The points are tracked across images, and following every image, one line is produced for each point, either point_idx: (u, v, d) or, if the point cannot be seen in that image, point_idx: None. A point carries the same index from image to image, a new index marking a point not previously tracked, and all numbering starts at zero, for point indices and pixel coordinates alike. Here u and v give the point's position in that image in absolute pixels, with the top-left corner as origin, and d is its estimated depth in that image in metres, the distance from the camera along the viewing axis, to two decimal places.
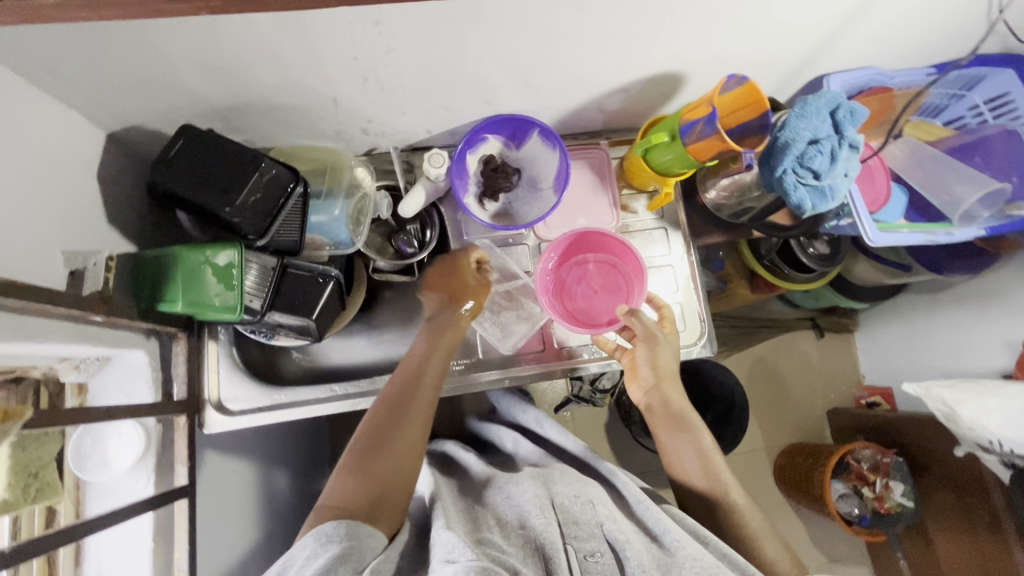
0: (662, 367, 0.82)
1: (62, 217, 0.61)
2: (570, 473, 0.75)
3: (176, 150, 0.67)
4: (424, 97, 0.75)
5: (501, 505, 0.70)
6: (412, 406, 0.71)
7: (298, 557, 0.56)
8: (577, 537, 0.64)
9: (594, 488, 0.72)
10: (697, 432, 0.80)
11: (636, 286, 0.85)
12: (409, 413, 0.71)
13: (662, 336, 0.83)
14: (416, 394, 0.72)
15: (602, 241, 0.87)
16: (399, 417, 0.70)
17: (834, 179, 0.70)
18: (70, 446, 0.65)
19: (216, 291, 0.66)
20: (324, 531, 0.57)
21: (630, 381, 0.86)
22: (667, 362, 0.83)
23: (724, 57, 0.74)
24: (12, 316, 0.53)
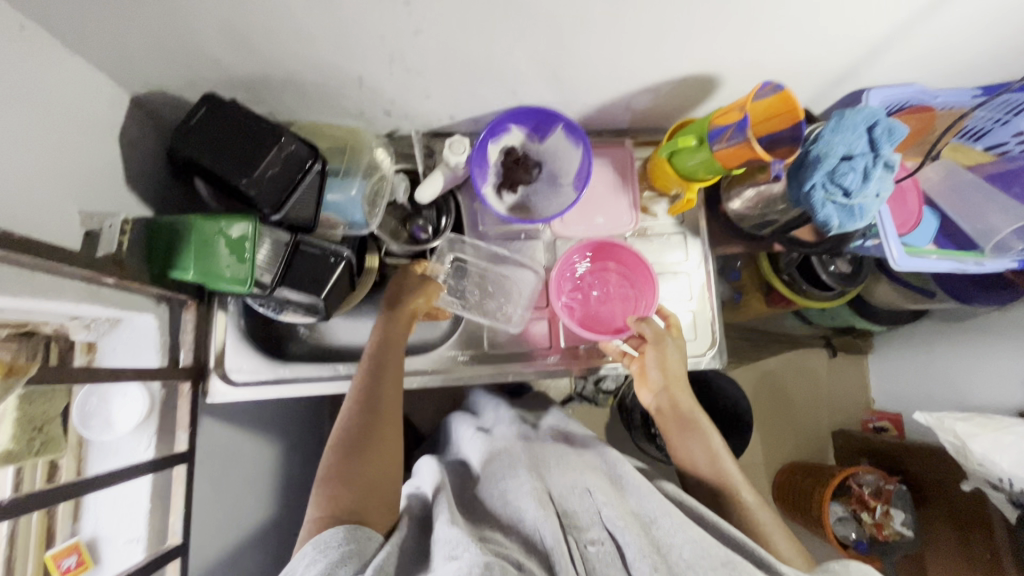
0: (672, 369, 0.80)
1: (81, 177, 0.61)
2: (567, 464, 0.75)
3: (198, 119, 0.67)
4: (449, 82, 0.73)
5: (500, 500, 0.70)
6: (382, 395, 0.72)
7: (298, 565, 0.55)
8: (578, 527, 0.64)
9: (591, 477, 0.71)
10: (701, 429, 0.78)
11: (648, 295, 0.84)
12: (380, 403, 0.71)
13: (670, 339, 0.82)
14: (384, 381, 0.73)
15: (615, 251, 0.87)
16: (371, 413, 0.70)
17: (865, 199, 0.67)
18: (75, 404, 0.67)
19: (228, 263, 0.66)
20: (324, 538, 0.57)
21: (640, 386, 0.83)
22: (674, 365, 0.80)
23: (760, 62, 0.72)
24: (29, 273, 0.53)
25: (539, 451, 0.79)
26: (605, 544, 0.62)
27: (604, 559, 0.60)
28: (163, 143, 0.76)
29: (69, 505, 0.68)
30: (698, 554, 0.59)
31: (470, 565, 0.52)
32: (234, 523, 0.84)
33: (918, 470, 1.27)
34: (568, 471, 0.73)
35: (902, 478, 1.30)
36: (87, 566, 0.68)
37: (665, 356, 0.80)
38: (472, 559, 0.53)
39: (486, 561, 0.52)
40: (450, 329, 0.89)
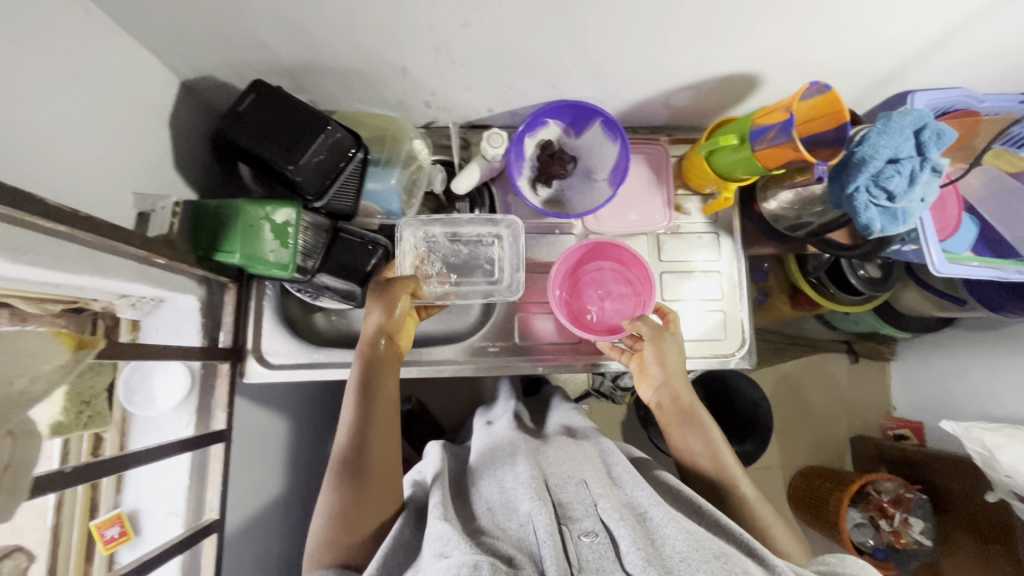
0: (671, 364, 0.79)
1: (134, 158, 0.62)
2: (565, 453, 0.73)
3: (246, 105, 0.67)
4: (491, 74, 0.74)
5: (497, 491, 0.68)
6: (374, 422, 0.71)
7: None
8: (571, 518, 0.60)
9: (588, 468, 0.68)
10: (701, 421, 0.77)
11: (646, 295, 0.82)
12: (371, 435, 0.70)
13: (669, 334, 0.80)
14: (376, 406, 0.72)
15: (613, 252, 0.85)
16: (366, 429, 0.70)
17: (909, 203, 0.66)
18: (120, 378, 0.70)
19: (272, 248, 0.68)
20: None
21: (640, 381, 0.83)
22: (673, 360, 0.79)
23: (806, 61, 0.71)
24: (88, 250, 0.55)
25: (541, 446, 0.77)
26: (599, 535, 0.57)
27: (596, 551, 0.55)
28: (208, 127, 0.77)
29: (112, 477, 0.71)
30: (689, 546, 0.54)
31: (458, 565, 0.50)
32: (259, 503, 0.86)
33: (937, 480, 1.25)
34: (566, 461, 0.71)
35: (921, 487, 1.29)
36: (129, 538, 0.70)
37: (664, 352, 0.79)
38: (461, 559, 0.51)
39: (474, 561, 0.50)
40: (480, 321, 0.90)
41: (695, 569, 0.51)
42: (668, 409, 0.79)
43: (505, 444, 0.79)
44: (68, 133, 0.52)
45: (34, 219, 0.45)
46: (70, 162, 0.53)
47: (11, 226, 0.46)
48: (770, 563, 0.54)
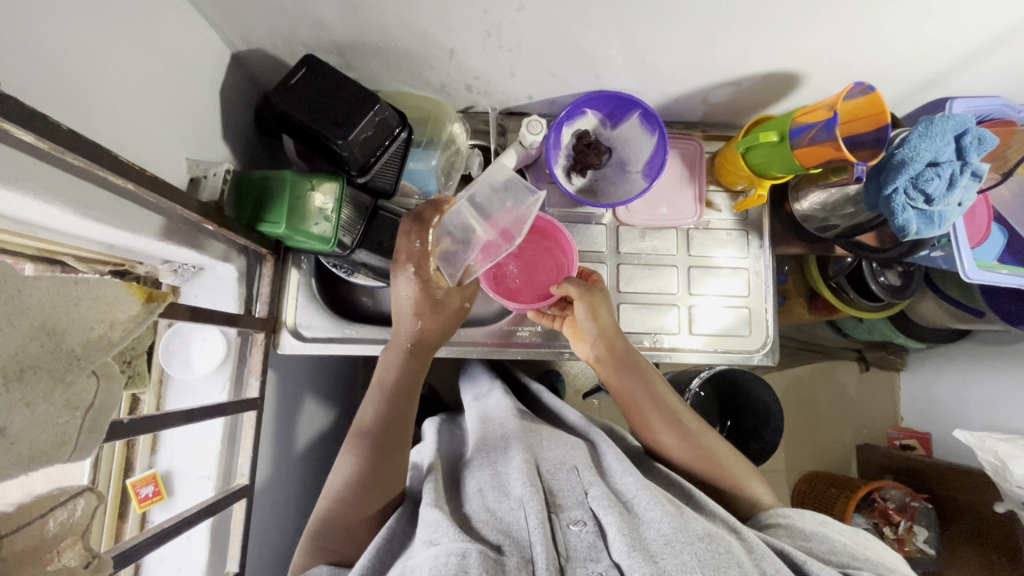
0: (603, 319, 0.79)
1: (189, 125, 0.64)
2: (558, 438, 0.75)
3: (297, 79, 0.69)
4: (536, 61, 0.75)
5: (489, 474, 0.68)
6: (397, 422, 0.71)
7: None
8: (561, 507, 0.61)
9: (579, 454, 0.70)
10: (645, 371, 0.78)
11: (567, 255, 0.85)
12: (393, 435, 0.70)
13: (598, 288, 0.80)
14: (402, 407, 0.73)
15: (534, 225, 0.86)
16: (393, 424, 0.71)
17: (946, 208, 0.68)
18: (161, 341, 0.72)
19: (316, 221, 0.69)
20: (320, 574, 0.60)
21: (577, 343, 0.83)
22: (606, 313, 0.80)
23: (850, 63, 0.72)
24: (145, 211, 0.56)
25: (534, 428, 0.78)
26: (587, 524, 0.58)
27: (584, 540, 0.57)
28: (254, 100, 0.78)
29: (147, 438, 0.73)
30: (674, 529, 0.55)
31: (446, 554, 0.50)
32: (276, 475, 0.87)
33: (944, 489, 1.26)
34: (559, 447, 0.72)
35: (927, 495, 1.29)
36: (162, 497, 0.73)
37: (596, 305, 0.79)
38: (449, 547, 0.51)
39: (462, 549, 0.51)
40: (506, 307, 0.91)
41: (679, 552, 0.52)
42: (611, 365, 0.79)
43: (494, 424, 0.80)
44: (134, 95, 0.53)
45: (108, 174, 0.46)
46: (135, 123, 0.54)
47: (82, 179, 0.47)
48: (748, 541, 0.56)
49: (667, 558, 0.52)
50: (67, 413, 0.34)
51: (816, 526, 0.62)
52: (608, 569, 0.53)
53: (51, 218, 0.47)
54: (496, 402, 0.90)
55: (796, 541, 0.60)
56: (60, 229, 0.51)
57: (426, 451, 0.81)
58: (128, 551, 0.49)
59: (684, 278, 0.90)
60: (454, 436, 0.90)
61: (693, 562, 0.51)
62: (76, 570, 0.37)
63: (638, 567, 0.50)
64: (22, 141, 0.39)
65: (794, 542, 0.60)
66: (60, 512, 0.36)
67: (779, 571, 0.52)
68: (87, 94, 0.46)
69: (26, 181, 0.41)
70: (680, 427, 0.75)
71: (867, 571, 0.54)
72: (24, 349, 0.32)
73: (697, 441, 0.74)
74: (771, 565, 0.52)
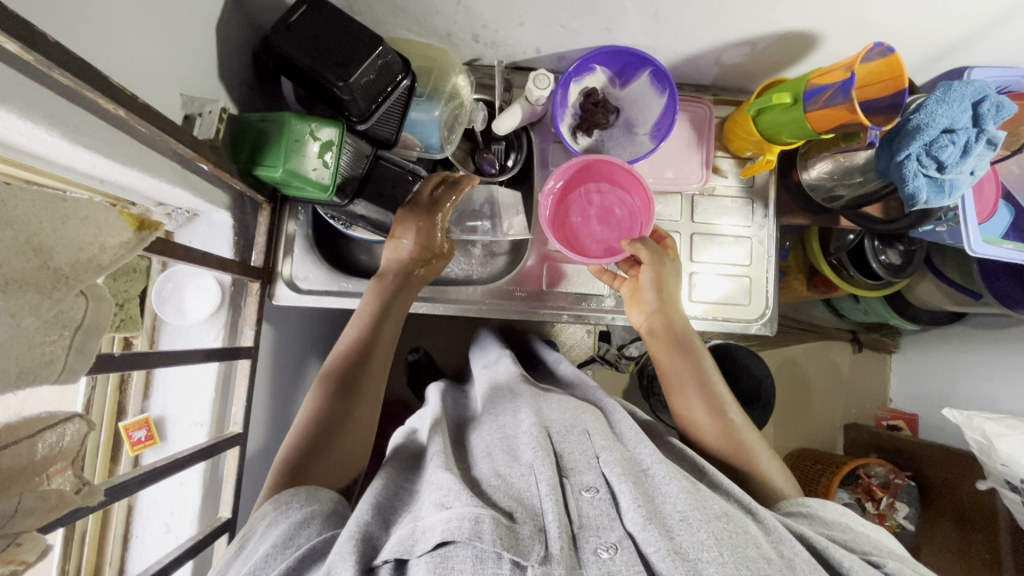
0: (667, 291, 0.80)
1: (188, 61, 0.61)
2: (568, 402, 0.74)
3: (298, 17, 0.66)
4: (547, 10, 0.72)
5: (499, 437, 0.69)
6: (358, 407, 0.69)
7: (258, 525, 0.56)
8: (573, 472, 0.60)
9: (590, 419, 0.69)
10: (699, 355, 0.78)
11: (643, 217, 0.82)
12: (349, 417, 0.68)
13: (668, 260, 0.81)
14: (363, 384, 0.71)
15: (606, 170, 0.82)
16: (361, 366, 0.71)
17: (958, 175, 0.67)
18: (154, 287, 0.74)
19: (314, 166, 0.67)
20: (283, 499, 0.58)
21: (632, 307, 0.84)
22: (669, 285, 0.80)
23: (871, 24, 0.70)
24: (133, 142, 0.53)
25: (543, 394, 0.79)
26: (600, 490, 0.57)
27: (597, 506, 0.56)
28: (254, 42, 0.76)
29: (139, 381, 0.74)
30: (691, 506, 0.54)
31: (459, 518, 0.50)
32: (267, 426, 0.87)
33: (925, 466, 1.28)
34: (567, 410, 0.71)
35: (910, 473, 1.30)
36: (155, 442, 0.73)
37: (662, 275, 0.80)
38: (462, 511, 0.51)
39: (476, 514, 0.50)
40: (508, 266, 0.90)
41: (695, 530, 0.52)
42: (663, 333, 0.80)
43: (505, 388, 0.81)
44: (131, 20, 0.51)
45: (99, 98, 0.44)
46: (132, 51, 0.51)
47: (68, 101, 0.44)
48: (766, 522, 0.56)
49: (684, 534, 0.52)
50: (54, 332, 0.33)
51: (837, 516, 0.62)
52: (621, 540, 0.52)
53: (40, 143, 0.45)
54: (507, 369, 0.90)
55: (817, 527, 0.60)
56: (48, 156, 0.49)
57: (425, 417, 0.81)
58: (119, 488, 0.48)
59: (687, 244, 0.89)
60: (459, 405, 0.91)
61: (710, 541, 0.50)
62: (67, 495, 0.37)
63: (653, 541, 0.50)
64: (6, 50, 0.37)
65: (815, 527, 0.60)
66: (49, 435, 0.35)
67: (798, 554, 0.52)
68: (87, 15, 0.44)
69: (12, 97, 0.39)
70: (718, 413, 0.74)
71: (892, 560, 0.54)
72: (9, 264, 0.30)
73: (734, 431, 0.73)
74: (788, 548, 0.53)
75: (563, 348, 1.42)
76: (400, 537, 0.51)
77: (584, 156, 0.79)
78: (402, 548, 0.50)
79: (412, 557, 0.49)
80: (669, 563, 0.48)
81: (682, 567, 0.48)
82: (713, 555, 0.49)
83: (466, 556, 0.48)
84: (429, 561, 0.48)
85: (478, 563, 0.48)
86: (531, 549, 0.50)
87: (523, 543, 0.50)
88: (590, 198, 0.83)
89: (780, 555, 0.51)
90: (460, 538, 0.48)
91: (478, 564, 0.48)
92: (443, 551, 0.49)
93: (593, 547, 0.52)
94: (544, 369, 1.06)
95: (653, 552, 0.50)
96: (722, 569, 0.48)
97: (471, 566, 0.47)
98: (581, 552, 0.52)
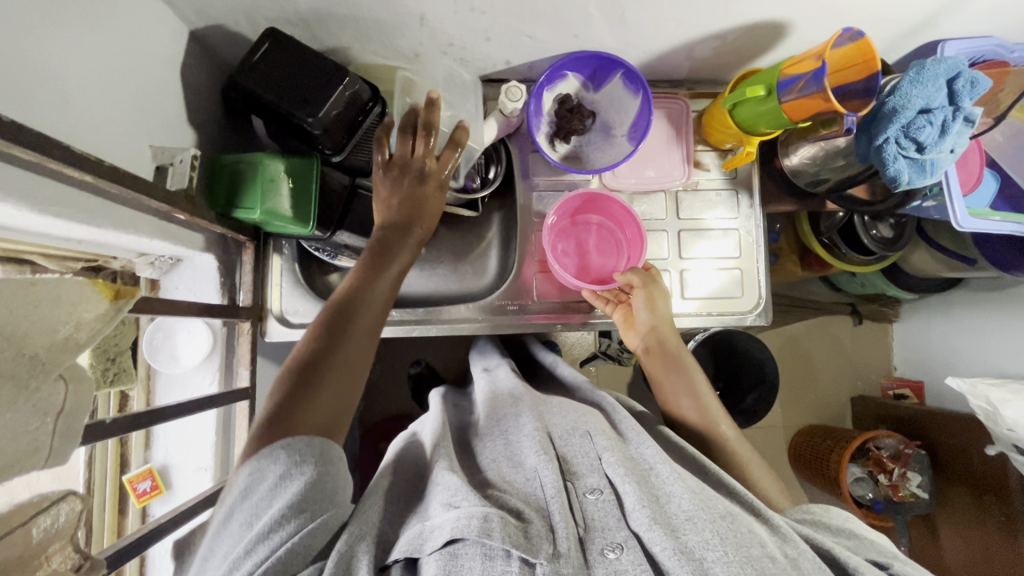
0: (658, 312, 0.82)
1: (154, 112, 0.61)
2: (569, 406, 0.74)
3: (261, 54, 0.65)
4: (511, 22, 0.71)
5: (502, 444, 0.69)
6: (354, 333, 0.62)
7: (270, 471, 0.52)
8: (576, 475, 0.60)
9: (592, 419, 0.69)
10: (689, 371, 0.80)
11: (634, 251, 0.86)
12: (335, 360, 0.60)
13: (659, 282, 0.83)
14: (351, 337, 0.61)
15: (605, 206, 0.87)
16: (347, 319, 0.62)
17: (938, 154, 0.66)
18: (144, 337, 0.73)
19: (294, 204, 0.67)
20: (296, 446, 0.53)
21: (626, 330, 0.85)
22: (660, 305, 0.82)
23: (841, 9, 0.69)
24: (103, 202, 0.53)
25: (544, 399, 0.80)
26: (604, 492, 0.57)
27: (602, 507, 0.56)
28: (220, 80, 0.75)
29: (140, 434, 0.74)
30: (696, 505, 0.54)
31: (467, 516, 0.50)
32: None
33: (933, 433, 1.28)
34: (569, 414, 0.71)
35: (920, 442, 1.30)
36: (161, 491, 0.73)
37: (653, 296, 0.82)
38: (471, 509, 0.51)
39: (483, 513, 0.50)
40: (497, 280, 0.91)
41: (701, 529, 0.51)
42: (659, 348, 0.82)
43: (505, 394, 0.82)
44: (89, 78, 0.50)
45: (62, 168, 0.44)
46: (93, 113, 0.51)
47: (33, 173, 0.44)
48: (771, 522, 0.56)
49: (690, 533, 0.52)
50: (37, 420, 0.33)
51: (842, 521, 0.62)
52: (627, 539, 0.52)
53: (7, 216, 0.45)
54: (507, 376, 0.89)
55: (827, 533, 0.60)
56: (20, 227, 0.48)
57: (427, 422, 0.81)
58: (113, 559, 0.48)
59: (675, 242, 0.89)
60: (460, 409, 0.91)
61: (715, 540, 0.50)
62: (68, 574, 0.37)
63: (658, 541, 0.50)
64: None
65: (825, 533, 0.60)
66: (42, 519, 0.36)
67: (803, 554, 0.52)
68: (40, 83, 0.44)
69: None
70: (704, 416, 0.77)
71: (901, 563, 0.55)
72: None
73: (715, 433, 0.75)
74: (793, 550, 0.53)
75: (565, 347, 1.42)
76: (409, 537, 0.52)
77: (588, 189, 0.85)
78: (412, 547, 0.50)
79: (422, 556, 0.50)
80: (675, 563, 0.49)
81: (688, 567, 0.48)
82: (718, 554, 0.49)
83: (475, 554, 0.48)
84: (438, 558, 0.48)
85: (487, 561, 0.48)
86: (540, 547, 0.50)
87: (532, 541, 0.50)
88: (592, 229, 0.89)
89: (786, 555, 0.52)
90: (469, 536, 0.48)
91: (488, 562, 0.48)
92: (452, 549, 0.49)
93: (599, 547, 0.52)
94: (546, 370, 1.07)
95: (659, 552, 0.50)
96: (728, 569, 0.48)
97: (480, 564, 0.48)
98: (589, 554, 0.52)
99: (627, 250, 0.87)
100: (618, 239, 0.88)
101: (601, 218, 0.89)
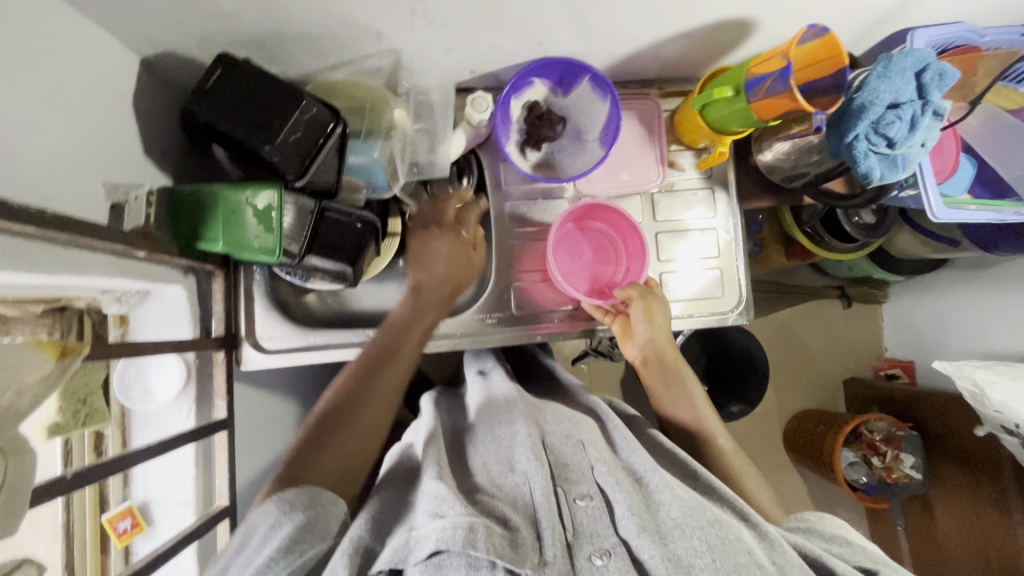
0: (656, 326, 0.81)
1: (106, 148, 0.59)
2: (563, 414, 0.74)
3: (215, 81, 0.64)
4: (470, 33, 0.70)
5: (494, 448, 0.68)
6: (374, 390, 0.71)
7: (260, 524, 0.56)
8: (568, 481, 0.60)
9: (585, 430, 0.69)
10: (688, 387, 0.82)
11: (632, 262, 0.85)
12: (356, 417, 0.69)
13: (659, 295, 0.82)
14: (372, 390, 0.71)
15: (605, 215, 0.86)
16: (372, 375, 0.72)
17: (909, 149, 0.65)
18: (115, 375, 0.70)
19: (256, 233, 0.65)
20: (287, 498, 0.58)
21: (626, 341, 0.85)
22: (659, 319, 0.81)
23: (806, 4, 0.67)
24: (54, 246, 0.51)
25: (541, 406, 0.79)
26: (594, 499, 0.57)
27: (591, 514, 0.55)
28: (178, 106, 0.73)
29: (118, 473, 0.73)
30: (684, 513, 0.54)
31: (452, 527, 0.49)
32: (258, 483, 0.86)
33: (924, 415, 1.28)
34: (562, 421, 0.72)
35: (911, 424, 1.31)
36: (142, 528, 0.73)
37: (651, 309, 0.81)
38: (456, 519, 0.50)
39: (470, 522, 0.49)
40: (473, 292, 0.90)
41: (689, 536, 0.51)
42: (658, 364, 0.83)
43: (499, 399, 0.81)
44: (30, 124, 0.48)
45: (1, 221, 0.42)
46: (37, 159, 0.49)
47: None
48: (762, 530, 0.56)
49: (678, 540, 0.51)
50: None
51: (835, 529, 0.62)
52: (615, 546, 0.52)
53: None
54: (501, 380, 0.89)
55: (817, 539, 0.60)
56: None
57: (419, 429, 0.79)
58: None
59: (653, 245, 0.88)
60: (453, 411, 0.91)
61: (703, 547, 0.50)
62: None
63: (647, 548, 0.50)
64: None
65: (815, 540, 0.60)
66: None
67: (791, 561, 0.52)
68: None
69: None
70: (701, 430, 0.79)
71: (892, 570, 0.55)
72: None
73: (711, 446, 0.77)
74: (782, 558, 0.52)
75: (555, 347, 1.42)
76: (394, 546, 0.51)
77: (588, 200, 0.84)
78: (396, 557, 0.49)
79: (406, 567, 0.49)
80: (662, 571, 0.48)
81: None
82: (705, 561, 0.49)
83: (459, 564, 0.48)
84: (423, 570, 0.47)
85: (471, 571, 0.47)
86: (527, 556, 0.49)
87: (519, 551, 0.49)
88: (591, 236, 0.88)
89: (774, 563, 0.51)
90: (454, 547, 0.47)
91: (472, 572, 0.47)
92: (437, 560, 0.48)
93: (587, 554, 0.52)
94: (541, 371, 1.07)
95: (647, 558, 0.50)
96: None
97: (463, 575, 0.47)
98: (576, 560, 0.51)
99: (627, 260, 0.86)
100: (619, 249, 0.88)
101: (600, 226, 0.87)
